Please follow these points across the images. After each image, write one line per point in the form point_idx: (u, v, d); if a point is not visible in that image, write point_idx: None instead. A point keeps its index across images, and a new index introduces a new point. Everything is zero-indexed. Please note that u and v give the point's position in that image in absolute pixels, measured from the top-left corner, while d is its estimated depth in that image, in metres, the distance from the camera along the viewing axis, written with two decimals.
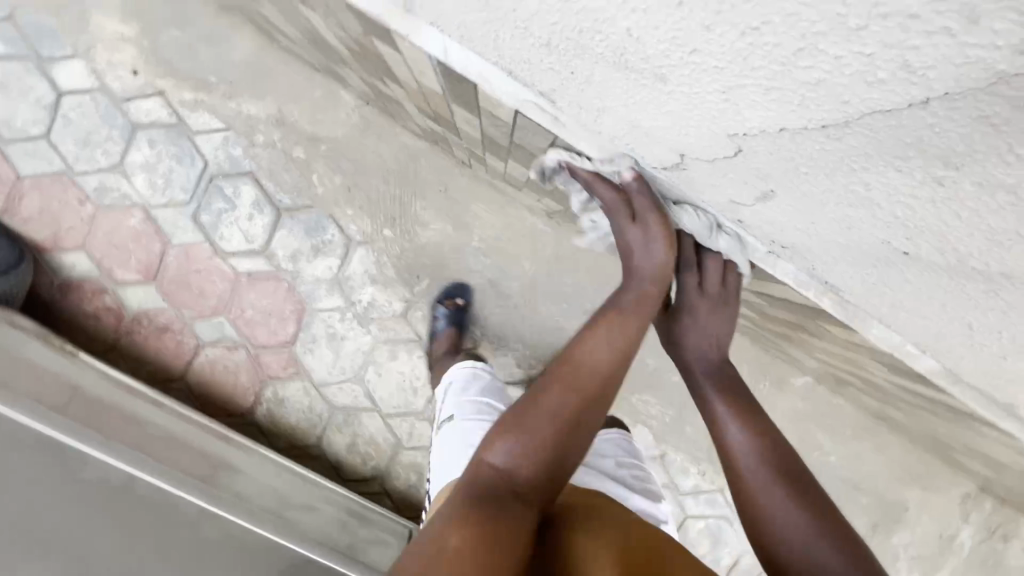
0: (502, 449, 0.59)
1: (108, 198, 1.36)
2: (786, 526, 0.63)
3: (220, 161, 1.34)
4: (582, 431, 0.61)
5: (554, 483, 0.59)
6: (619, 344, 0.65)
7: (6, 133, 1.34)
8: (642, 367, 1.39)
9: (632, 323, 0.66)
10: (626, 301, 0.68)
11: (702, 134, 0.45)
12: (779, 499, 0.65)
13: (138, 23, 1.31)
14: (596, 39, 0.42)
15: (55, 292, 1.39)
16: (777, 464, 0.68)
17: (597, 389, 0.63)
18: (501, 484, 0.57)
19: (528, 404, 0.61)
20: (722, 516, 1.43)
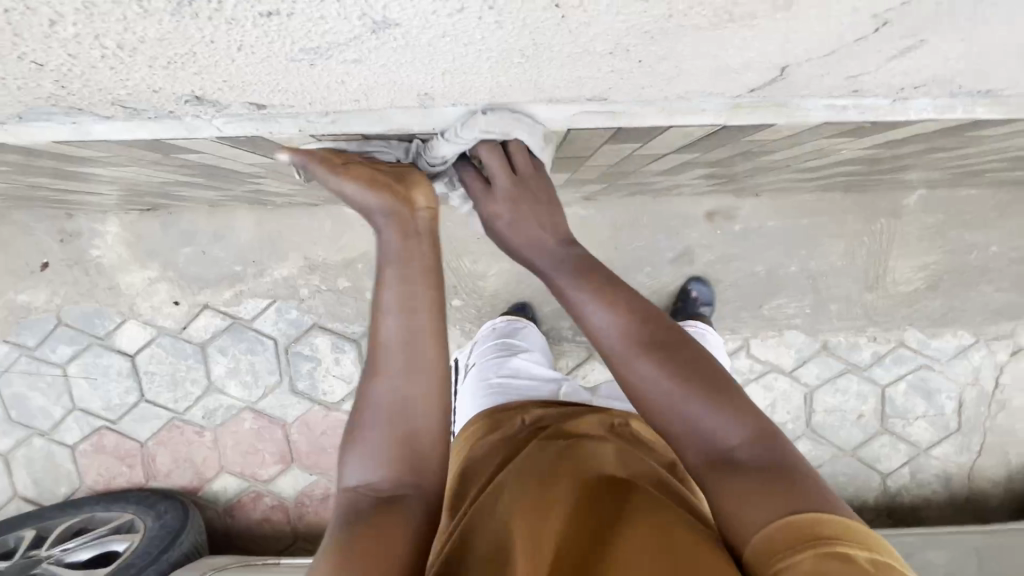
0: (349, 467, 0.55)
1: (218, 417, 1.43)
2: (670, 401, 0.54)
3: (285, 331, 1.38)
4: (395, 406, 0.57)
5: (407, 459, 0.55)
6: (391, 310, 0.59)
7: (113, 415, 1.44)
8: (754, 278, 1.33)
9: (399, 283, 0.59)
10: (387, 258, 0.60)
11: (884, 76, 0.37)
12: (649, 377, 0.56)
13: (156, 262, 1.38)
14: (740, 47, 0.30)
15: (224, 518, 1.46)
16: (642, 326, 0.59)
17: (397, 366, 0.58)
18: (356, 497, 0.54)
19: (354, 411, 0.57)
20: (918, 366, 1.35)
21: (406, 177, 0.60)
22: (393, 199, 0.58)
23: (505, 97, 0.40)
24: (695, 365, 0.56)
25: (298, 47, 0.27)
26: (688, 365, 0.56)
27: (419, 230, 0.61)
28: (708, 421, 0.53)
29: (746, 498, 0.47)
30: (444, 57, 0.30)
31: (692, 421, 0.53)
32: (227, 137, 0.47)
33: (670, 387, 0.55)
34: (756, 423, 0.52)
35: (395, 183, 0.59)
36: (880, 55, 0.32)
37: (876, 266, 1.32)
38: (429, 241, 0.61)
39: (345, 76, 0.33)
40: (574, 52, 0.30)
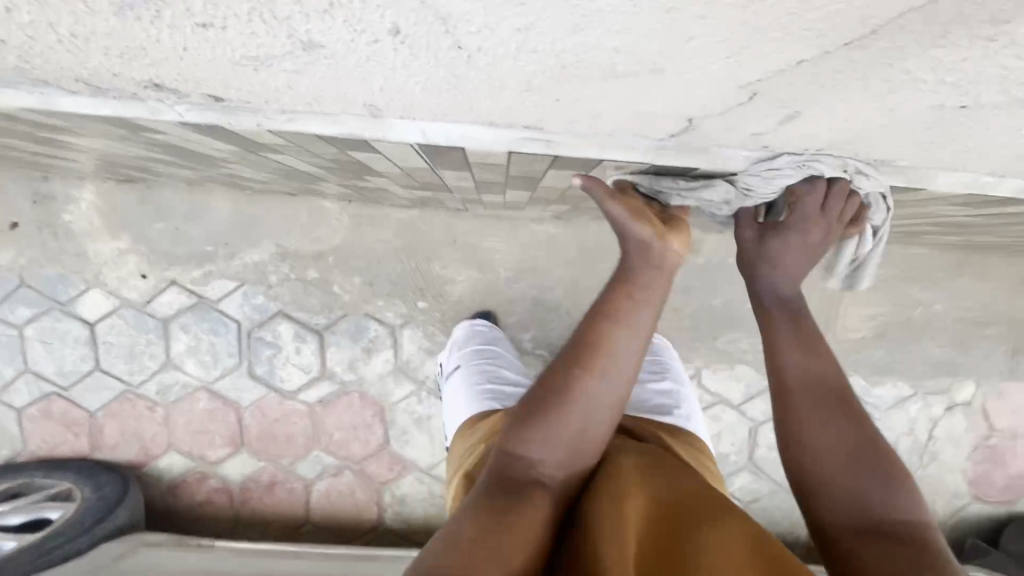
0: (523, 440, 0.58)
1: (172, 394, 1.43)
2: (835, 455, 0.59)
3: (250, 315, 1.39)
4: (584, 416, 0.59)
5: (572, 463, 0.58)
6: (623, 330, 0.59)
7: (65, 381, 1.43)
8: (711, 311, 1.38)
9: (638, 296, 0.60)
10: (631, 266, 0.61)
11: (780, 138, 0.42)
12: (825, 427, 0.61)
13: (128, 233, 1.39)
14: (638, 99, 0.34)
15: (166, 496, 1.45)
16: (835, 382, 0.64)
17: (601, 379, 0.59)
18: (516, 468, 0.57)
19: (545, 395, 0.59)
20: None
21: (664, 216, 0.61)
22: (653, 232, 0.58)
23: (446, 117, 0.44)
24: (868, 431, 0.61)
25: (239, 55, 0.30)
26: (862, 431, 0.61)
27: (667, 270, 0.61)
28: (854, 478, 0.57)
29: (872, 549, 0.51)
30: (376, 77, 0.33)
31: (844, 467, 0.58)
32: (189, 122, 0.50)
33: (830, 434, 0.60)
34: (917, 505, 0.55)
35: (660, 223, 0.59)
36: (766, 118, 0.36)
37: (827, 312, 1.38)
38: (661, 276, 0.62)
39: (290, 83, 0.36)
40: (492, 87, 0.33)
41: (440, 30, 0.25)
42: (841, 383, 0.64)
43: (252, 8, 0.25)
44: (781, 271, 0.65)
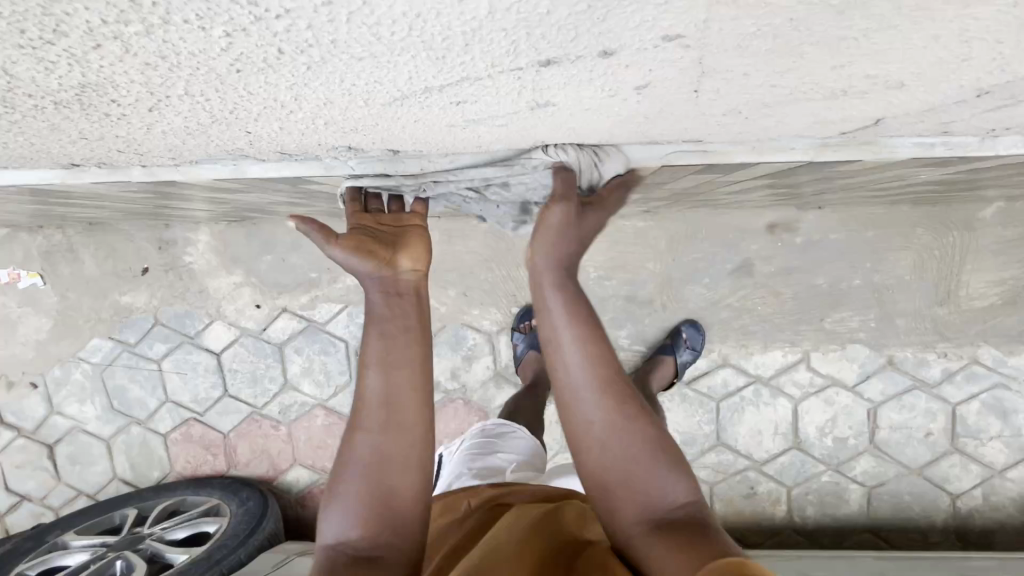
0: (334, 524, 0.67)
1: (292, 413, 1.54)
2: (613, 459, 0.66)
3: (355, 334, 1.48)
4: (387, 456, 0.68)
5: (391, 510, 0.67)
6: (387, 369, 0.70)
7: (200, 407, 1.57)
8: (815, 291, 1.32)
9: (389, 335, 0.71)
10: (380, 313, 0.72)
11: (975, 123, 0.40)
12: (608, 428, 0.67)
13: (241, 268, 1.51)
14: (844, 109, 0.34)
15: (296, 506, 1.58)
16: (598, 386, 0.68)
17: (385, 430, 0.68)
18: (344, 553, 0.65)
19: (346, 468, 0.69)
20: (993, 384, 1.30)
21: (391, 241, 0.72)
22: (378, 264, 0.71)
23: (613, 140, 0.45)
24: (638, 435, 0.67)
25: (466, 119, 0.33)
26: (622, 431, 0.67)
27: (410, 291, 0.73)
28: (620, 476, 0.66)
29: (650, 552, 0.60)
30: (573, 122, 0.35)
31: (611, 487, 0.66)
32: (358, 174, 0.53)
33: (602, 458, 0.66)
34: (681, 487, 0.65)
35: (385, 247, 0.71)
36: (968, 112, 0.35)
37: (947, 280, 1.28)
38: (415, 303, 0.74)
39: (481, 134, 0.39)
40: (694, 114, 0.34)
41: (693, 85, 0.28)
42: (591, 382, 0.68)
43: (518, 87, 0.28)
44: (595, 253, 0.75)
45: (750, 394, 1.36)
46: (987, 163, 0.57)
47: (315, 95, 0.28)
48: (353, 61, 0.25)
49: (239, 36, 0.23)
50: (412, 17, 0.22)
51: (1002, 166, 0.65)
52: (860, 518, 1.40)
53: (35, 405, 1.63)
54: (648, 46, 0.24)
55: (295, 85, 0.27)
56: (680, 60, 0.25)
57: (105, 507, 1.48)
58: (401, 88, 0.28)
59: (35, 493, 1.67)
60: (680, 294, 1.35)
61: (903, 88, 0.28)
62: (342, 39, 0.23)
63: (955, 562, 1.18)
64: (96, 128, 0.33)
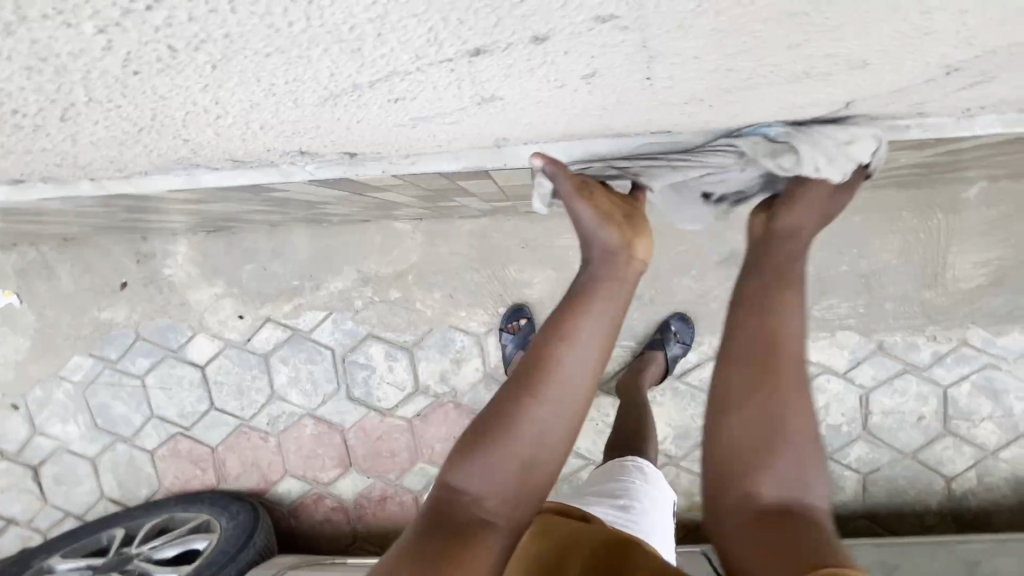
0: (468, 477, 0.61)
1: (281, 423, 1.51)
2: (749, 445, 0.60)
3: (341, 341, 1.46)
4: (543, 424, 0.62)
5: (536, 479, 0.62)
6: (576, 338, 0.63)
7: (186, 421, 1.54)
8: (803, 279, 1.31)
9: (596, 304, 0.64)
10: (592, 280, 0.66)
11: (947, 104, 0.39)
12: (755, 408, 0.60)
13: (222, 278, 1.48)
14: (811, 93, 0.32)
15: (289, 518, 1.55)
16: (753, 361, 0.62)
17: (556, 405, 0.62)
18: (470, 508, 0.60)
19: (498, 417, 0.62)
20: (983, 365, 1.30)
21: (627, 217, 0.66)
22: (619, 239, 0.64)
23: (576, 135, 0.43)
24: (787, 428, 0.60)
25: (411, 116, 0.32)
26: (788, 410, 0.60)
27: (628, 268, 0.66)
28: (756, 464, 0.59)
29: (754, 546, 0.54)
30: (528, 118, 0.34)
31: (740, 470, 0.59)
32: (318, 178, 0.51)
33: (738, 428, 0.60)
34: (809, 493, 0.58)
35: (625, 221, 0.65)
36: (934, 92, 0.34)
37: (934, 262, 1.28)
38: (629, 281, 0.66)
39: (435, 134, 0.38)
40: (651, 104, 0.33)
41: (641, 73, 0.27)
42: (771, 344, 0.62)
43: (455, 80, 0.27)
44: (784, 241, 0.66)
45: None
46: (964, 145, 0.56)
47: (233, 93, 0.28)
48: (260, 57, 0.24)
49: (116, 32, 0.22)
50: (306, 6, 0.21)
51: (983, 148, 0.64)
52: (856, 504, 1.39)
53: (18, 426, 1.59)
54: (581, 29, 0.23)
55: (209, 81, 0.26)
56: (621, 46, 0.24)
57: (92, 528, 1.46)
58: (325, 83, 0.27)
59: (22, 516, 1.64)
60: (666, 288, 1.34)
61: (871, 65, 0.27)
62: (236, 33, 0.22)
63: (952, 545, 1.18)
64: (15, 143, 0.31)
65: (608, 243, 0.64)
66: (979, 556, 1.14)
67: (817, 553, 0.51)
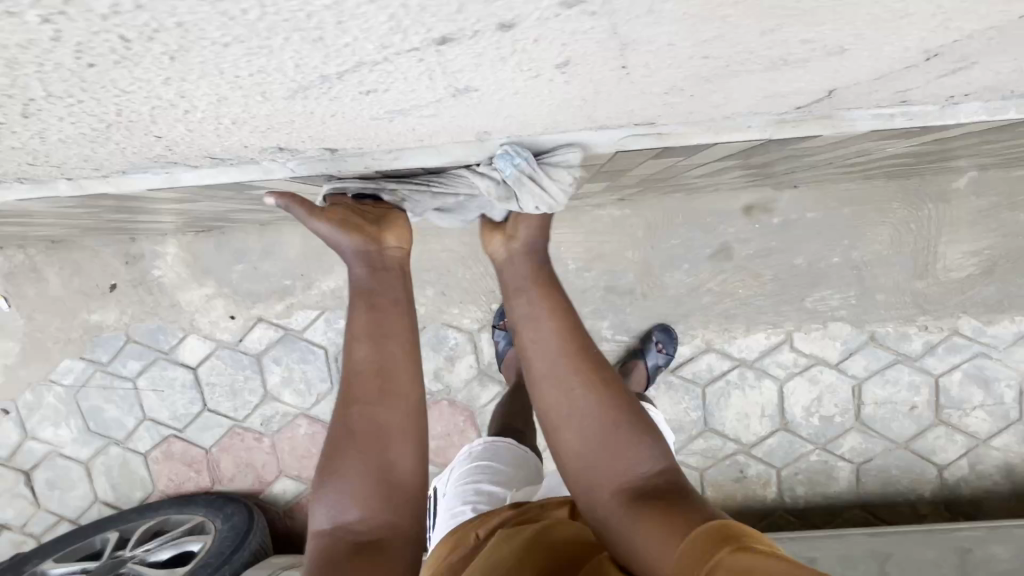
0: (331, 508, 0.67)
1: (275, 424, 1.51)
2: (582, 426, 0.70)
3: (333, 340, 1.45)
4: (385, 426, 0.69)
5: (398, 486, 0.68)
6: (390, 342, 0.71)
7: (179, 423, 1.53)
8: (796, 271, 1.31)
9: (389, 310, 0.72)
10: (377, 289, 0.73)
11: (932, 91, 0.38)
12: (575, 395, 0.71)
13: (213, 279, 1.47)
14: (788, 81, 0.32)
15: (284, 518, 1.55)
16: (558, 351, 0.73)
17: (390, 401, 0.69)
18: (345, 535, 0.65)
19: (344, 444, 0.68)
20: (974, 354, 1.31)
21: (377, 219, 0.71)
22: (364, 239, 0.70)
23: (559, 127, 0.43)
24: (605, 400, 0.71)
25: (383, 110, 0.31)
26: (599, 387, 0.72)
27: (398, 268, 0.74)
28: (592, 444, 0.70)
29: (631, 520, 0.63)
30: (509, 109, 0.33)
31: (591, 454, 0.70)
32: (300, 176, 0.51)
33: (564, 416, 0.71)
34: (649, 451, 0.70)
35: (371, 224, 0.70)
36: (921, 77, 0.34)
37: (925, 252, 1.28)
38: (407, 278, 0.75)
39: (412, 125, 0.36)
40: (633, 95, 0.32)
41: (620, 61, 0.27)
42: (557, 334, 0.74)
43: (426, 70, 0.27)
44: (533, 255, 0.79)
45: (736, 377, 1.36)
46: (949, 132, 0.56)
47: (183, 83, 0.27)
48: (219, 48, 0.24)
49: (62, 20, 0.22)
50: None
51: (969, 137, 0.64)
52: (850, 494, 1.40)
53: (9, 431, 1.58)
54: (549, 15, 0.23)
55: (159, 66, 0.25)
56: (594, 32, 0.24)
57: (85, 532, 1.45)
58: (291, 76, 0.27)
59: (15, 522, 1.63)
60: (659, 283, 1.34)
61: (850, 48, 0.26)
62: (189, 21, 0.22)
63: (944, 533, 1.19)
64: None
65: (370, 245, 0.71)
66: (972, 544, 1.15)
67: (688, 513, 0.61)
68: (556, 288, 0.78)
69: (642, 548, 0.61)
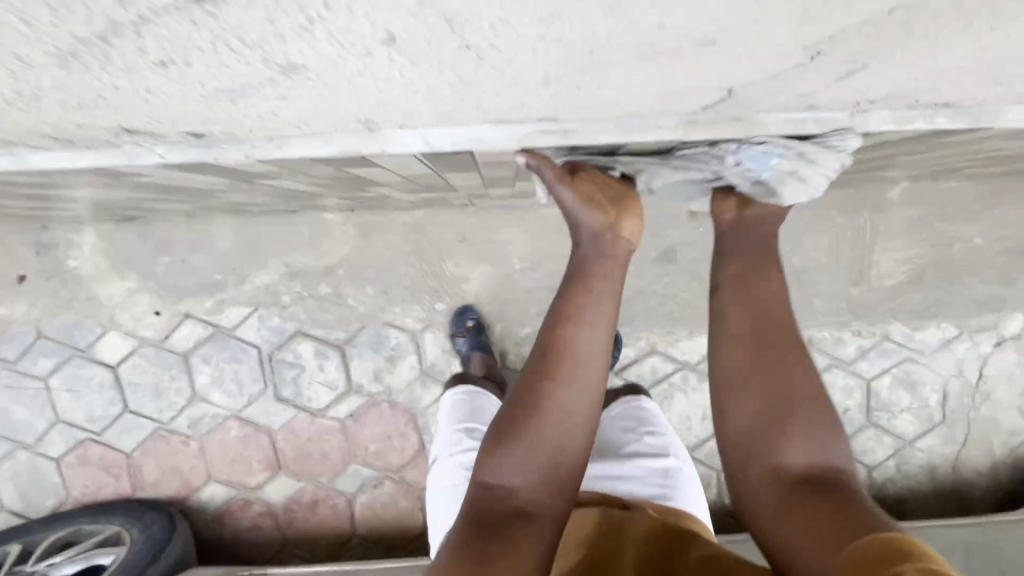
0: (499, 470, 0.63)
1: (203, 426, 1.42)
2: (777, 423, 0.64)
3: (268, 339, 1.37)
4: (562, 406, 0.64)
5: (570, 466, 0.64)
6: (590, 328, 0.66)
7: (96, 426, 1.42)
8: None
9: (601, 291, 0.68)
10: (589, 267, 0.69)
11: (827, 92, 0.37)
12: (790, 387, 0.65)
13: (135, 272, 1.37)
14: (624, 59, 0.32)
15: (213, 525, 1.46)
16: (756, 334, 0.67)
17: (582, 394, 0.65)
18: (506, 500, 0.62)
19: (521, 412, 0.64)
20: (903, 359, 1.35)
21: (615, 198, 0.68)
22: (604, 220, 0.67)
23: (450, 118, 0.40)
24: (813, 399, 0.65)
25: (214, 88, 0.34)
26: (807, 386, 0.65)
27: (619, 253, 0.70)
28: (794, 438, 0.63)
29: (790, 523, 0.57)
30: (370, 92, 0.35)
31: (772, 442, 0.63)
32: (172, 162, 0.46)
33: (756, 403, 0.65)
34: (841, 457, 0.63)
35: (609, 205, 0.67)
36: (799, 58, 0.32)
37: (860, 260, 1.31)
38: (624, 268, 0.70)
39: (291, 115, 0.38)
40: (491, 79, 0.34)
41: (447, 31, 0.29)
42: (764, 320, 0.68)
43: (218, 39, 0.29)
44: (741, 242, 0.72)
45: (678, 380, 1.36)
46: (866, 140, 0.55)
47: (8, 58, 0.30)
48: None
49: None
50: None
51: (891, 146, 0.64)
52: None
53: None
54: None
55: (44, 60, 0.30)
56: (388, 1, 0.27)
57: None
58: (52, 41, 0.28)
59: None
60: None
61: None
62: None
63: None
64: None
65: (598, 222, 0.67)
66: None
67: (846, 514, 0.54)
68: (781, 281, 0.71)
69: (794, 539, 0.56)
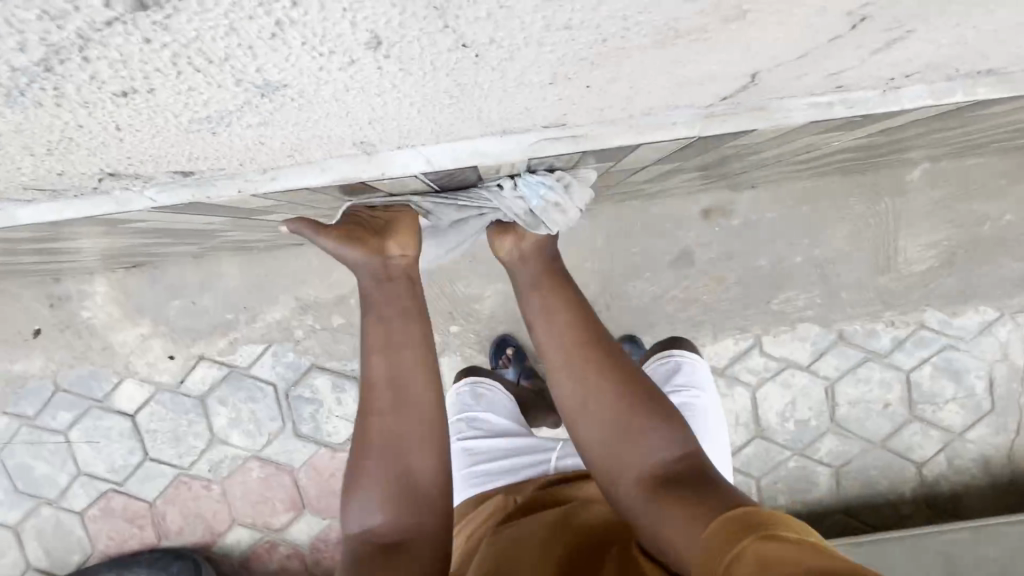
0: (359, 514, 0.66)
1: (224, 469, 1.40)
2: (606, 429, 0.71)
3: (283, 375, 1.35)
4: (395, 436, 0.68)
5: (429, 492, 0.68)
6: (404, 352, 0.70)
7: (118, 476, 1.41)
8: (759, 272, 1.27)
9: (399, 322, 0.71)
10: (373, 298, 0.72)
11: (863, 66, 0.34)
12: (600, 397, 0.72)
13: (148, 318, 1.36)
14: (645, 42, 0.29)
15: (240, 570, 1.43)
16: (570, 352, 0.75)
17: (404, 411, 0.68)
18: (370, 542, 0.64)
19: (361, 454, 0.68)
20: (942, 347, 1.29)
21: (379, 229, 0.71)
22: (365, 253, 0.70)
23: (453, 134, 0.38)
24: (632, 395, 0.72)
25: (188, 118, 0.32)
26: (623, 387, 0.73)
27: (402, 276, 0.73)
28: (625, 443, 0.69)
29: (656, 514, 0.61)
30: (362, 110, 0.33)
31: (618, 445, 0.69)
32: (164, 205, 0.44)
33: (587, 417, 0.72)
34: (675, 441, 0.70)
35: (373, 234, 0.70)
36: (838, 30, 0.29)
37: (886, 247, 1.26)
38: (411, 289, 0.74)
39: (282, 142, 0.36)
40: (491, 81, 0.32)
41: (440, 27, 0.27)
42: (575, 335, 0.76)
43: (175, 60, 0.27)
44: (534, 265, 0.81)
45: None
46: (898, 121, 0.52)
47: None
48: None
49: None
50: None
51: (921, 125, 0.60)
52: (832, 500, 1.35)
53: None
54: None
55: (31, 92, 0.28)
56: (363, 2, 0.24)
57: None
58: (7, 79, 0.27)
59: None
60: (623, 293, 1.29)
61: None
62: None
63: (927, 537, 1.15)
64: None
65: (382, 258, 0.71)
66: (956, 546, 1.12)
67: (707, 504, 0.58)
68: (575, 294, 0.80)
69: (656, 523, 0.60)
